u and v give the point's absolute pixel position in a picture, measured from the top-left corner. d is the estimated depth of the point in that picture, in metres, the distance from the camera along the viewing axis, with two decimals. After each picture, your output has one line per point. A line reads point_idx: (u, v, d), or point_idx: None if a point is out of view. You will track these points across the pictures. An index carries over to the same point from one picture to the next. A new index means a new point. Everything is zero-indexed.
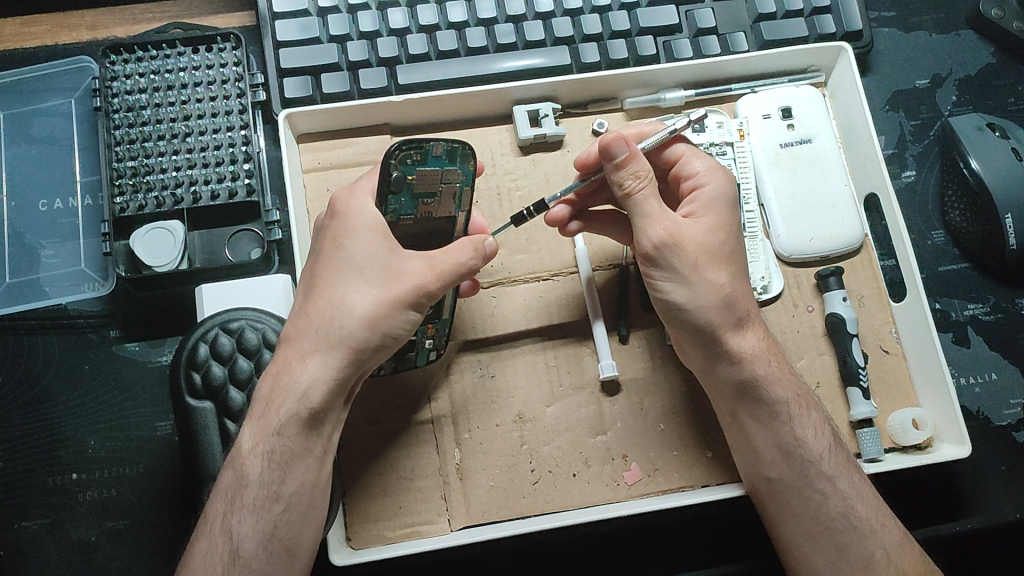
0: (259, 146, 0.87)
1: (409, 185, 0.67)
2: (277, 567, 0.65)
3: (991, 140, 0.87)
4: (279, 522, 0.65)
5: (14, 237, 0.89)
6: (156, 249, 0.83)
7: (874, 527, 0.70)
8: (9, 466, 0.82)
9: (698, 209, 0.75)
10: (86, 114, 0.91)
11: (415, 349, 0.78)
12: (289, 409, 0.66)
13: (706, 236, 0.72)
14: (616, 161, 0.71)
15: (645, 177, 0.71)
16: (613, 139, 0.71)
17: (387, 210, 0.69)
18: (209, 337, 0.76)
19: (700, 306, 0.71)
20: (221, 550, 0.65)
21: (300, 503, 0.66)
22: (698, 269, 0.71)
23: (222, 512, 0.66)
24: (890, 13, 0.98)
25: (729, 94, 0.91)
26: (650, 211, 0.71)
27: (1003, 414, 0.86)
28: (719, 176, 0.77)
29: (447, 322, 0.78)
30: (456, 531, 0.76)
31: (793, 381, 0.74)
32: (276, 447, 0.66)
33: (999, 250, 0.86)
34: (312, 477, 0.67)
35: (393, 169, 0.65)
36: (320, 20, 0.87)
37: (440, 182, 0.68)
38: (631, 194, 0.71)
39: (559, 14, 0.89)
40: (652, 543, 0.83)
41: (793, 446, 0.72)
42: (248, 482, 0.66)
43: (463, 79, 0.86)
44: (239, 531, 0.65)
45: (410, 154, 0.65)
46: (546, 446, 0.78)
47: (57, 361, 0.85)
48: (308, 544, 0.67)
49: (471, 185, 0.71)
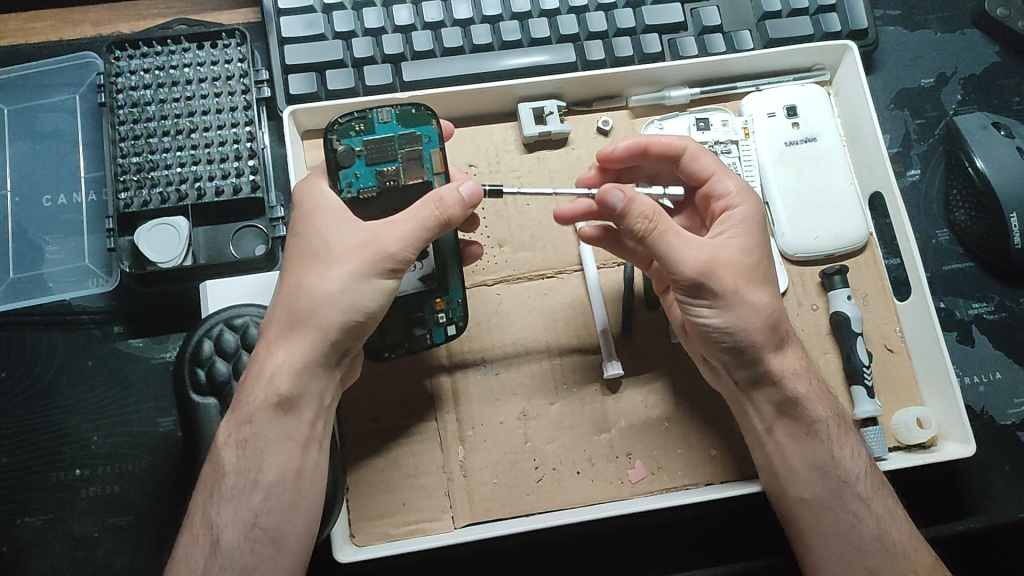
0: (263, 143, 0.87)
1: (359, 156, 0.71)
2: (262, 557, 0.65)
3: (996, 140, 0.87)
4: (260, 511, 0.65)
5: (17, 233, 0.88)
6: (160, 245, 0.82)
7: (862, 516, 0.70)
8: (12, 462, 0.82)
9: (729, 233, 0.74)
10: (89, 109, 0.91)
11: (429, 326, 0.76)
12: (259, 396, 0.67)
13: (741, 257, 0.72)
14: (618, 210, 0.69)
15: (654, 216, 0.69)
16: (606, 190, 0.68)
17: (344, 188, 0.71)
18: (213, 334, 0.76)
19: (746, 327, 0.71)
20: (203, 541, 0.65)
21: (282, 491, 0.66)
22: (740, 291, 0.70)
23: (202, 506, 0.67)
24: (895, 12, 0.98)
25: (734, 92, 0.91)
26: (674, 246, 0.69)
27: (1008, 414, 0.86)
28: (750, 196, 0.76)
29: (458, 295, 0.76)
30: (459, 528, 0.76)
31: (796, 375, 0.74)
32: (247, 435, 0.67)
33: (1002, 249, 0.86)
34: (294, 465, 0.67)
35: (338, 143, 0.72)
36: (325, 16, 0.87)
37: (393, 146, 0.72)
38: (646, 236, 0.69)
39: (564, 11, 0.89)
40: (656, 541, 0.83)
41: (785, 441, 0.73)
42: (225, 471, 0.67)
43: (468, 76, 0.86)
44: (219, 521, 0.65)
45: (354, 124, 0.72)
46: (550, 444, 0.78)
47: (60, 357, 0.85)
48: (296, 533, 0.66)
49: (437, 148, 0.73)
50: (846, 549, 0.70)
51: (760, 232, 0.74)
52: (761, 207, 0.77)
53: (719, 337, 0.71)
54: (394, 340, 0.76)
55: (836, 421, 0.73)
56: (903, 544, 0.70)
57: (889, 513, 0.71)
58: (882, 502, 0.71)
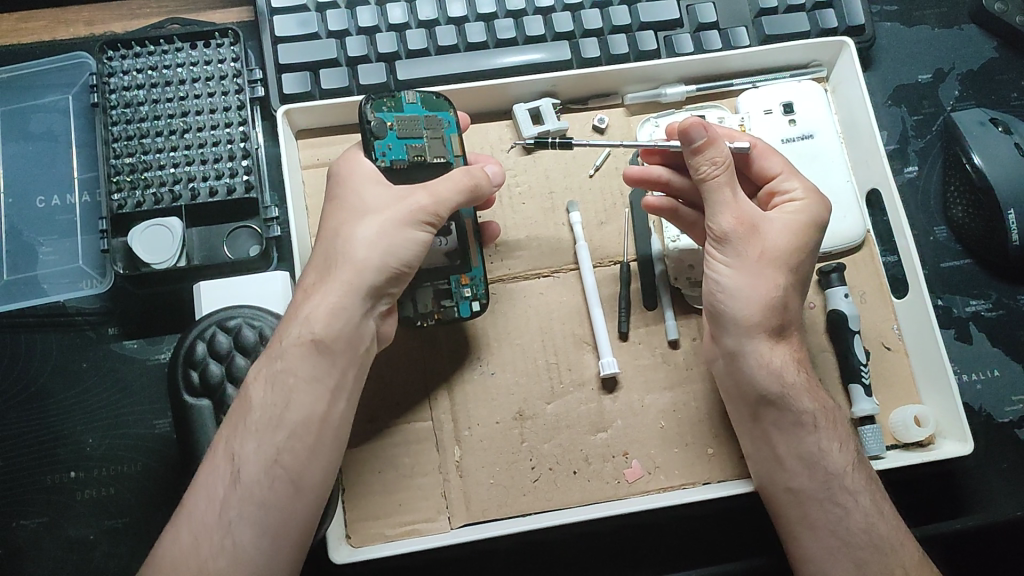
0: (257, 142, 0.87)
1: (391, 130, 0.76)
2: (281, 495, 0.64)
3: (993, 135, 0.87)
4: (282, 450, 0.65)
5: (13, 235, 0.88)
6: (154, 246, 0.82)
7: (850, 509, 0.69)
8: (8, 464, 0.82)
9: (779, 213, 0.75)
10: (83, 109, 0.91)
11: (456, 300, 0.78)
12: (294, 334, 0.68)
13: (782, 241, 0.73)
14: (695, 145, 0.73)
15: (722, 164, 0.73)
16: (691, 123, 0.72)
17: (379, 157, 0.75)
18: (207, 335, 0.76)
19: (744, 297, 0.72)
20: (222, 474, 0.64)
21: (306, 433, 0.66)
22: (758, 263, 0.72)
23: (225, 440, 0.67)
24: (892, 8, 0.97)
25: (730, 89, 0.91)
26: (724, 198, 0.72)
27: (1005, 411, 0.86)
28: (816, 199, 0.76)
29: (481, 272, 0.78)
30: (455, 529, 0.75)
31: (794, 364, 0.73)
32: (278, 370, 0.67)
33: (1001, 245, 0.86)
34: (319, 410, 0.67)
35: (371, 114, 0.76)
36: (319, 15, 0.86)
37: (421, 126, 0.77)
38: (705, 179, 0.73)
39: (559, 9, 0.88)
40: (653, 541, 0.82)
41: (772, 431, 0.73)
42: (252, 406, 0.66)
43: (463, 74, 0.85)
44: (242, 453, 0.65)
45: (384, 101, 0.77)
46: (547, 443, 0.78)
47: (55, 359, 0.85)
48: (314, 479, 0.66)
49: (457, 131, 0.79)
50: (835, 544, 0.69)
51: (809, 225, 0.74)
52: (825, 211, 0.76)
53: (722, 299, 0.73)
54: (425, 310, 0.77)
55: (830, 418, 0.72)
56: (890, 538, 0.69)
57: (876, 509, 0.70)
58: (868, 497, 0.70)
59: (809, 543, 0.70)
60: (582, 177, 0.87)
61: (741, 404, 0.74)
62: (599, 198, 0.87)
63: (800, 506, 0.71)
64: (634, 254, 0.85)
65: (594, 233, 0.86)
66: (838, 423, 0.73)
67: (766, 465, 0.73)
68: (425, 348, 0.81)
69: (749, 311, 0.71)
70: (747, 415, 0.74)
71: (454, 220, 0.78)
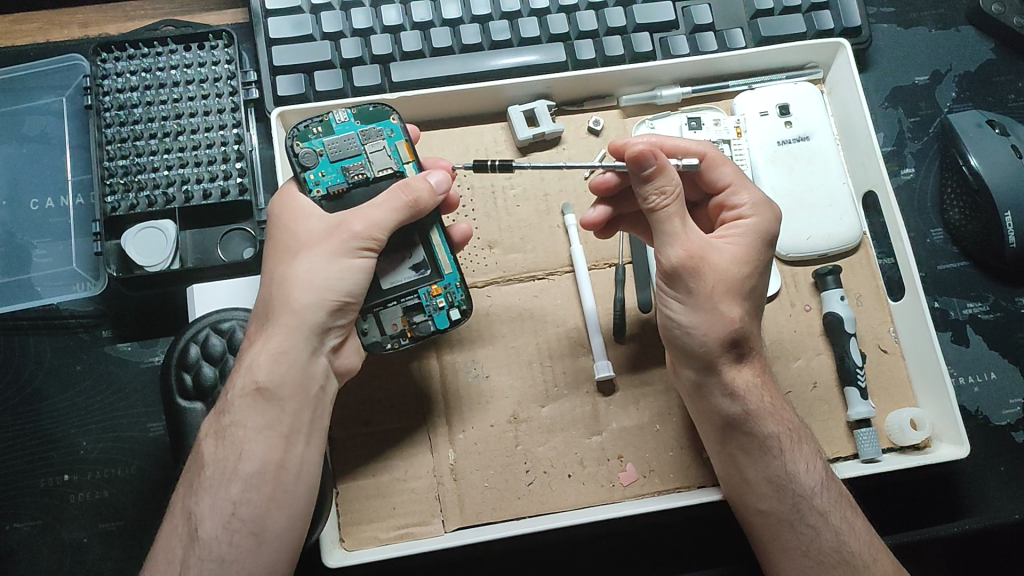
0: (252, 145, 0.87)
1: (323, 156, 0.73)
2: (243, 548, 0.62)
3: (990, 137, 0.86)
4: (237, 502, 0.63)
5: (7, 237, 0.88)
6: (148, 249, 0.81)
7: (820, 529, 0.69)
8: (1, 467, 0.82)
9: (726, 238, 0.73)
10: (77, 111, 0.90)
11: (429, 313, 0.72)
12: (240, 384, 0.67)
13: (731, 266, 0.71)
14: (645, 173, 0.70)
15: (672, 194, 0.71)
16: (643, 152, 0.70)
17: (314, 190, 0.72)
18: (200, 338, 0.76)
19: (705, 330, 0.70)
20: (182, 532, 0.63)
21: (262, 482, 0.64)
22: (713, 298, 0.70)
23: (183, 498, 0.65)
24: (889, 9, 0.97)
25: (726, 91, 0.91)
26: (674, 229, 0.70)
27: (1003, 414, 0.86)
28: (766, 211, 0.75)
29: (454, 278, 0.73)
30: (449, 532, 0.75)
31: (756, 390, 0.73)
32: (227, 424, 0.66)
33: (997, 248, 0.85)
34: (274, 456, 0.65)
35: (298, 147, 0.72)
36: (313, 17, 0.86)
37: (357, 144, 0.73)
38: (655, 209, 0.71)
39: (554, 10, 0.88)
40: (646, 545, 0.82)
41: (739, 455, 0.72)
42: (204, 462, 0.65)
43: (458, 76, 0.85)
44: (198, 511, 0.63)
45: (311, 128, 0.73)
46: (542, 447, 0.78)
47: (48, 361, 0.85)
48: (278, 527, 0.64)
49: (402, 137, 0.74)
50: (809, 565, 0.68)
51: (757, 246, 0.73)
52: (774, 224, 0.75)
53: (682, 337, 0.72)
54: (394, 330, 0.72)
55: (789, 434, 0.72)
56: (862, 554, 0.68)
57: (847, 526, 0.69)
58: (839, 515, 0.70)
59: (792, 556, 0.69)
60: (577, 180, 0.87)
61: (707, 429, 0.74)
62: (592, 200, 0.87)
63: (783, 518, 0.70)
64: (630, 256, 0.85)
65: (589, 236, 0.86)
66: (804, 441, 0.73)
67: (735, 486, 0.73)
68: (420, 351, 0.80)
69: (706, 348, 0.71)
70: (715, 438, 0.74)
71: (417, 232, 0.73)
